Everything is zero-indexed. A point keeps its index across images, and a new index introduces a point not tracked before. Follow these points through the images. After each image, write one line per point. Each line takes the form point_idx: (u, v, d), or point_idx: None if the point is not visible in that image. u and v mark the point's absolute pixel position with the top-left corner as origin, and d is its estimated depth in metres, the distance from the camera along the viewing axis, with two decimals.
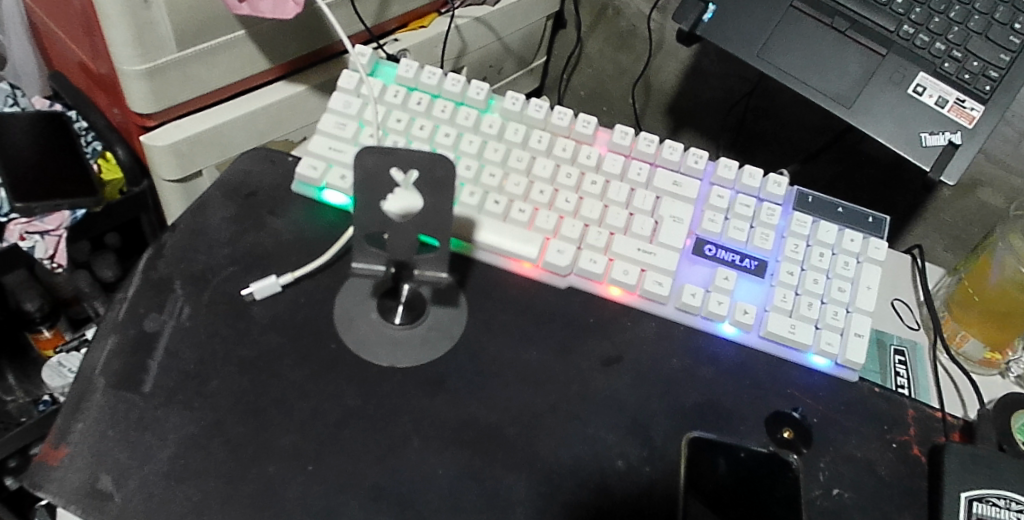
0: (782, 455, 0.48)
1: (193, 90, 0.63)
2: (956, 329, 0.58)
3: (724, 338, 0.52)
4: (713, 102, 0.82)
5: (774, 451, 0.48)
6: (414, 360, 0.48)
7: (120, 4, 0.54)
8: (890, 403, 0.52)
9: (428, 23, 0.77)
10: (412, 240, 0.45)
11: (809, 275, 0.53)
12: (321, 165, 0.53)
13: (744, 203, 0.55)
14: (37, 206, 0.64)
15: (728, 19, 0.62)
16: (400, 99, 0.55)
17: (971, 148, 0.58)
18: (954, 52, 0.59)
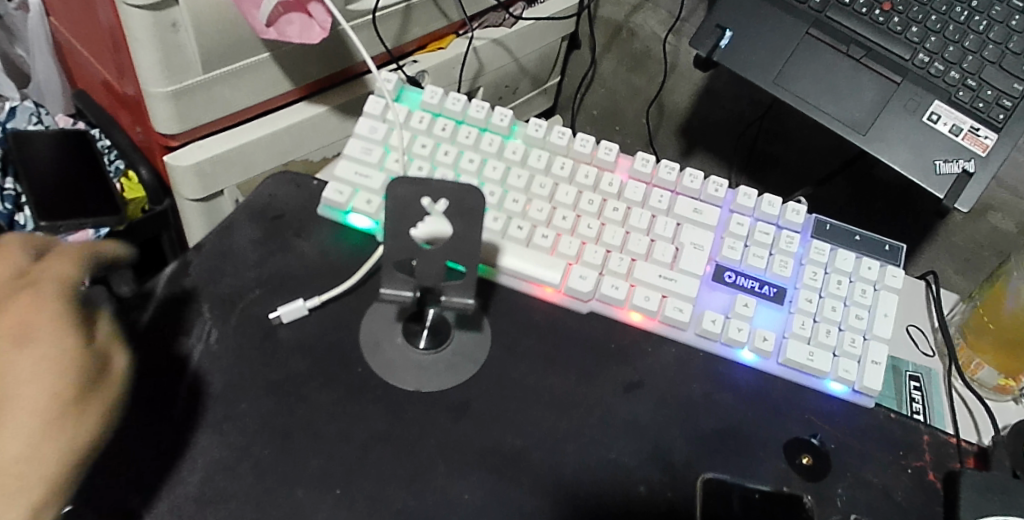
0: (795, 495, 0.48)
1: (217, 111, 0.64)
2: (971, 357, 0.58)
3: (743, 364, 0.53)
4: (726, 124, 0.82)
5: (787, 491, 0.48)
6: (439, 384, 0.49)
7: (149, 28, 0.55)
8: (906, 429, 0.53)
9: (447, 44, 0.78)
10: (440, 267, 0.45)
11: (827, 302, 0.53)
12: (347, 190, 0.54)
13: (763, 231, 0.55)
14: (62, 225, 0.65)
15: (745, 46, 0.63)
16: (425, 125, 0.56)
17: (984, 177, 0.59)
18: (969, 80, 0.60)
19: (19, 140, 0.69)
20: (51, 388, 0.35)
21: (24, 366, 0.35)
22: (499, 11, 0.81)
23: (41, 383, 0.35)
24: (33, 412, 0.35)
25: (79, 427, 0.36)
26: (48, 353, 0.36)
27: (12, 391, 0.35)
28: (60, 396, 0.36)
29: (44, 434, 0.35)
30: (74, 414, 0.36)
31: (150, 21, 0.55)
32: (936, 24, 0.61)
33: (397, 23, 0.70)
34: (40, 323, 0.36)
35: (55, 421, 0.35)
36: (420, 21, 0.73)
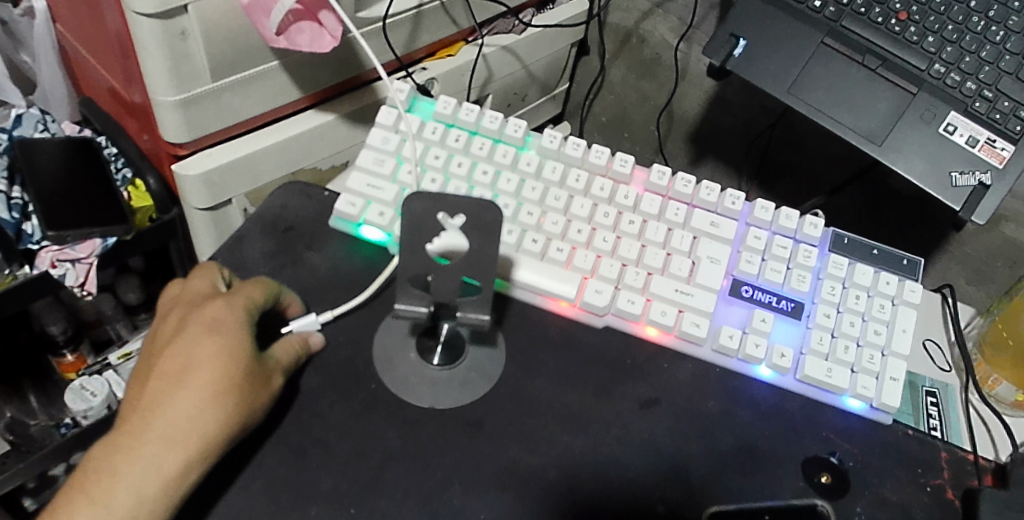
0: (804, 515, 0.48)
1: (226, 120, 0.63)
2: (989, 372, 0.57)
3: (760, 380, 0.52)
4: (737, 132, 0.81)
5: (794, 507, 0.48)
6: (453, 400, 0.48)
7: (158, 36, 0.54)
8: (924, 446, 0.52)
9: (456, 51, 0.78)
10: (456, 283, 0.45)
11: (845, 317, 0.53)
12: (360, 202, 0.53)
13: (781, 245, 0.55)
14: (70, 234, 0.65)
15: (760, 54, 0.62)
16: (438, 136, 0.55)
17: (1001, 189, 0.58)
18: (985, 91, 0.59)
19: (25, 148, 0.68)
20: (222, 370, 0.42)
21: (208, 348, 0.43)
22: (508, 17, 0.80)
23: (216, 365, 0.42)
24: (205, 386, 0.42)
25: (237, 409, 0.42)
26: (226, 342, 0.43)
27: (195, 367, 0.42)
28: (227, 378, 0.42)
29: (208, 405, 0.42)
30: (237, 396, 0.42)
31: (159, 29, 0.54)
32: (952, 33, 0.60)
33: (407, 29, 0.69)
34: (229, 320, 0.44)
35: (219, 399, 0.42)
36: (430, 28, 0.72)
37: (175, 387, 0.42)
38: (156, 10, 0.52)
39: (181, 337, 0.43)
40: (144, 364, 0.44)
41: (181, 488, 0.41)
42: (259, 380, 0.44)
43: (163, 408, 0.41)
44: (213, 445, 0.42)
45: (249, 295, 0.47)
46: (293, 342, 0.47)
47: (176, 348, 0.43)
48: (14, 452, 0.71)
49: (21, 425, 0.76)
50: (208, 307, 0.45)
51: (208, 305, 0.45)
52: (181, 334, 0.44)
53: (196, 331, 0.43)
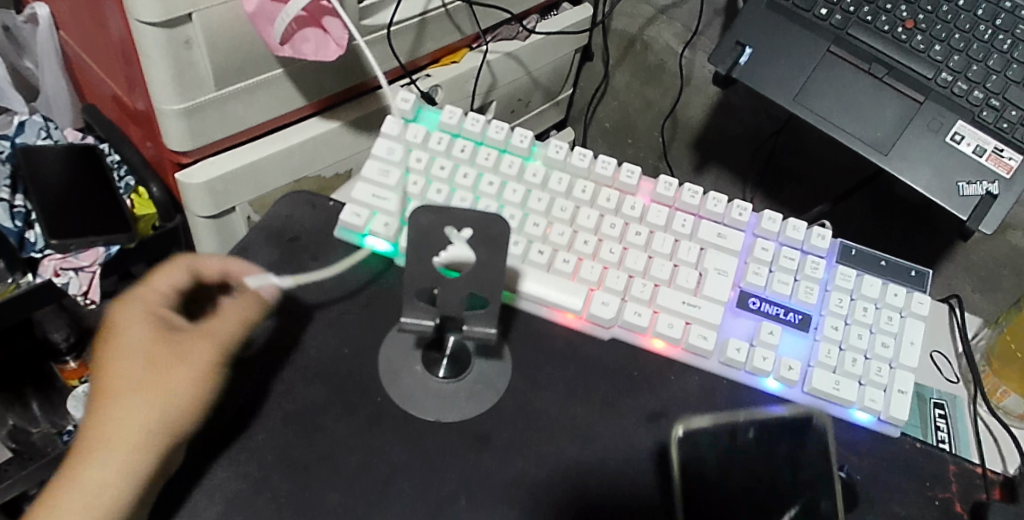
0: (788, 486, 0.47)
1: (230, 128, 0.62)
2: (997, 384, 0.57)
3: (768, 393, 0.52)
4: (741, 139, 0.81)
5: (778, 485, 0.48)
6: (459, 414, 0.48)
7: (162, 45, 0.54)
8: (932, 459, 0.52)
9: (460, 58, 0.77)
10: (463, 298, 0.44)
11: (853, 330, 0.52)
12: (365, 212, 0.53)
13: (789, 256, 0.54)
14: (74, 243, 0.65)
15: (765, 62, 0.62)
16: (444, 146, 0.55)
17: (1009, 198, 0.58)
18: (993, 100, 0.59)
19: (28, 156, 0.68)
20: (144, 362, 0.44)
21: (137, 339, 0.44)
22: (512, 24, 0.80)
23: (139, 356, 0.44)
24: (130, 380, 0.43)
25: (164, 394, 0.43)
26: (145, 334, 0.45)
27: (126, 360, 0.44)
28: (145, 369, 0.44)
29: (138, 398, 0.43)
30: (160, 384, 0.43)
31: (163, 37, 0.53)
32: (959, 42, 0.60)
33: (411, 37, 0.69)
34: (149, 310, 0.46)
35: (146, 387, 0.43)
36: (434, 35, 0.71)
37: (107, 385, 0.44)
38: (161, 19, 0.51)
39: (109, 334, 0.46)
40: None
41: (133, 477, 0.42)
42: (181, 359, 0.44)
43: (100, 411, 0.43)
44: (151, 431, 0.42)
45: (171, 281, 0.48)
46: (234, 309, 0.48)
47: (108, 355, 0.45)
48: (18, 460, 0.70)
49: (24, 433, 0.75)
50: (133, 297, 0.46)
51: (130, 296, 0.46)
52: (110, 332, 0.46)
53: (120, 326, 0.45)
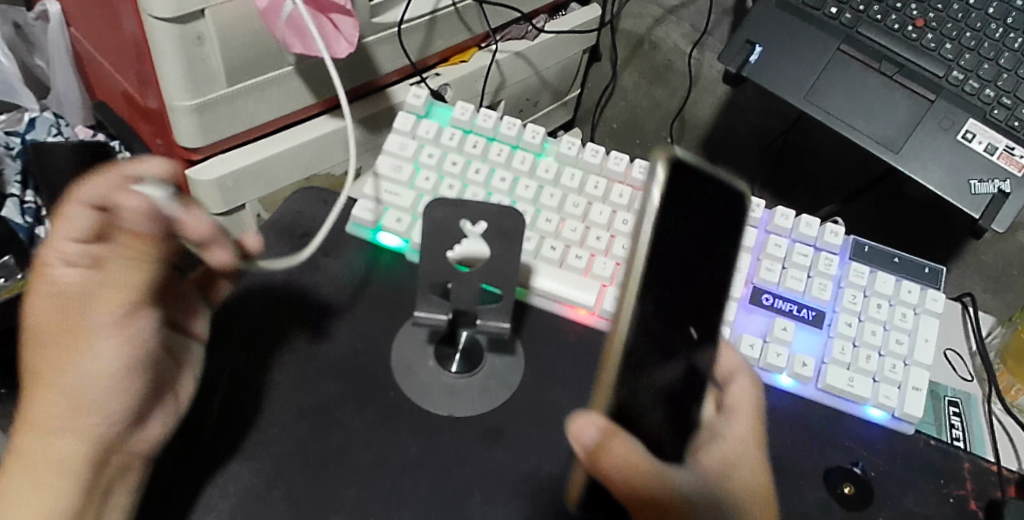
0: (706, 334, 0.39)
1: (242, 124, 0.61)
2: (1012, 382, 0.57)
3: (780, 389, 0.52)
4: (750, 137, 0.79)
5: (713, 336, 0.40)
6: (470, 409, 0.48)
7: (174, 40, 0.52)
8: (946, 456, 0.51)
9: (469, 57, 0.77)
10: (475, 290, 0.45)
11: (866, 326, 0.52)
12: (377, 208, 0.53)
13: (801, 253, 0.55)
14: None
15: (776, 61, 0.61)
16: (456, 142, 0.55)
17: (1020, 198, 0.57)
18: (1004, 99, 0.59)
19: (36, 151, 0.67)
20: (56, 355, 0.40)
21: (40, 324, 0.41)
22: (521, 24, 0.80)
23: (48, 351, 0.41)
24: (43, 373, 0.41)
25: (80, 381, 0.40)
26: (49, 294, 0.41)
27: (36, 349, 0.41)
28: (57, 364, 0.40)
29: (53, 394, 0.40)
30: (70, 376, 0.40)
31: (176, 34, 0.52)
32: (971, 40, 0.60)
33: (421, 35, 0.68)
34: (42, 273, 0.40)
35: (57, 377, 0.40)
36: (443, 33, 0.71)
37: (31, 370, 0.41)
38: (174, 14, 0.50)
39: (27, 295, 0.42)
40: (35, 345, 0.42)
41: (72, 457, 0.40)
42: (92, 340, 0.41)
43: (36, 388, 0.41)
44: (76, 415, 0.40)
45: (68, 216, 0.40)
46: (123, 248, 0.40)
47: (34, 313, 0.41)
48: None
49: None
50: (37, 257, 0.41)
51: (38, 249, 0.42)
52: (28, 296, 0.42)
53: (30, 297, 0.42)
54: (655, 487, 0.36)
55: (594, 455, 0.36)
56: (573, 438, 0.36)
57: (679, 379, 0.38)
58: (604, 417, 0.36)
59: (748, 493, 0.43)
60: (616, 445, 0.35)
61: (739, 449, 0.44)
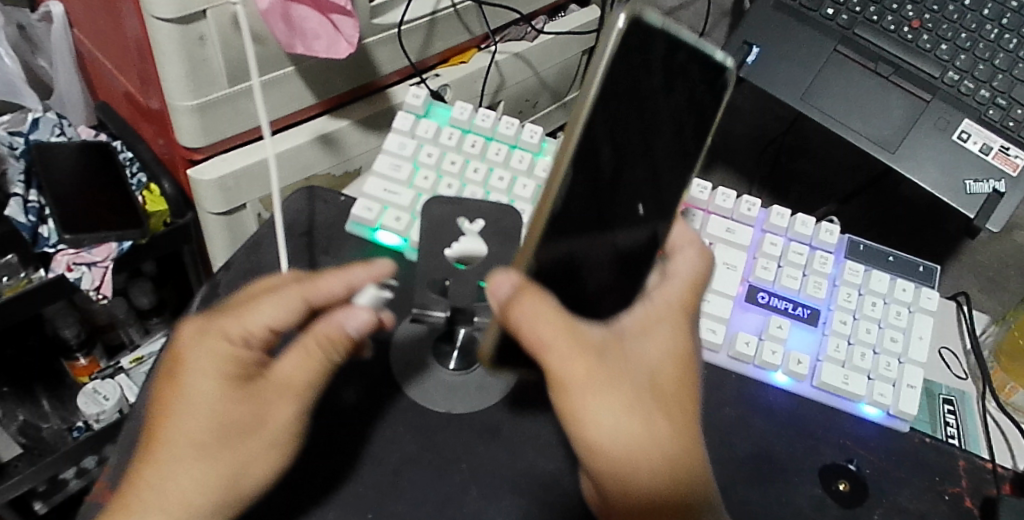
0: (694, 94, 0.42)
1: (243, 125, 0.61)
2: (1005, 380, 0.57)
3: (776, 387, 0.53)
4: (744, 141, 0.78)
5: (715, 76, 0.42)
6: (468, 406, 0.48)
7: (176, 42, 0.52)
8: (941, 454, 0.52)
9: (468, 59, 0.76)
10: (474, 287, 0.46)
11: (861, 324, 0.54)
12: (377, 207, 0.54)
13: (797, 251, 0.56)
14: (87, 238, 0.62)
15: (774, 62, 0.61)
16: (455, 141, 0.56)
17: (1015, 197, 0.58)
18: (999, 99, 0.59)
19: (42, 153, 0.66)
20: (215, 418, 0.40)
21: (205, 385, 0.40)
22: (520, 25, 0.79)
23: (206, 413, 0.40)
24: (190, 433, 0.40)
25: (240, 451, 0.41)
26: (212, 384, 0.40)
27: (185, 405, 0.40)
28: (212, 427, 0.40)
29: (202, 457, 0.40)
30: (234, 443, 0.41)
31: (178, 35, 0.52)
32: (966, 41, 0.60)
33: (421, 36, 0.67)
34: (223, 341, 0.41)
35: (209, 442, 0.40)
36: (444, 34, 0.70)
37: (163, 429, 0.40)
38: (177, 15, 0.50)
39: (178, 348, 0.42)
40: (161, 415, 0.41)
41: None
42: (261, 416, 0.41)
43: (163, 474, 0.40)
44: (221, 481, 0.40)
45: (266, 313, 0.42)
46: (315, 345, 0.42)
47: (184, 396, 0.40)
48: (27, 457, 0.70)
49: (33, 429, 0.73)
50: (213, 323, 0.42)
51: (215, 315, 0.42)
52: (177, 350, 0.42)
53: (188, 355, 0.41)
54: (558, 340, 0.37)
55: (508, 314, 0.37)
56: (491, 300, 0.38)
57: (635, 240, 0.44)
58: (521, 278, 0.38)
59: (668, 354, 0.41)
60: (527, 304, 0.37)
61: (664, 312, 0.42)
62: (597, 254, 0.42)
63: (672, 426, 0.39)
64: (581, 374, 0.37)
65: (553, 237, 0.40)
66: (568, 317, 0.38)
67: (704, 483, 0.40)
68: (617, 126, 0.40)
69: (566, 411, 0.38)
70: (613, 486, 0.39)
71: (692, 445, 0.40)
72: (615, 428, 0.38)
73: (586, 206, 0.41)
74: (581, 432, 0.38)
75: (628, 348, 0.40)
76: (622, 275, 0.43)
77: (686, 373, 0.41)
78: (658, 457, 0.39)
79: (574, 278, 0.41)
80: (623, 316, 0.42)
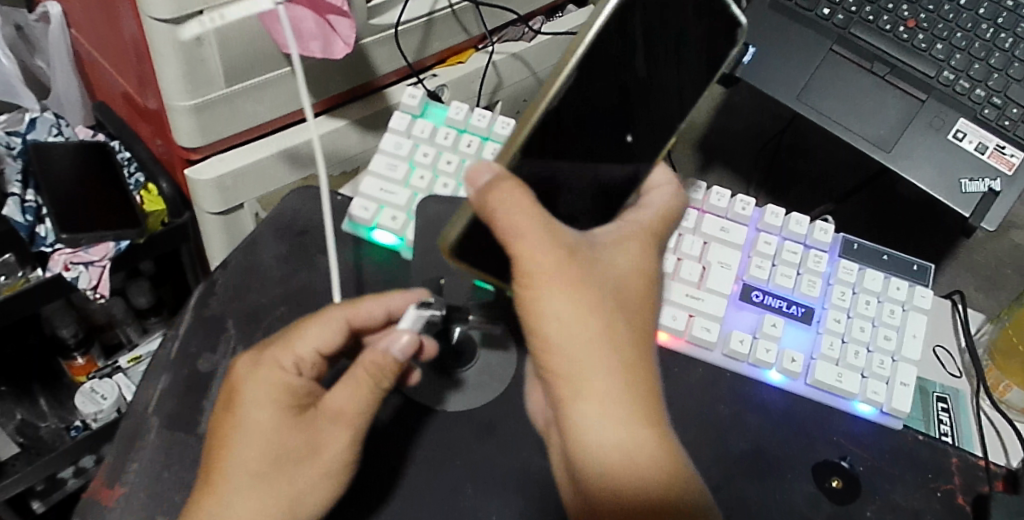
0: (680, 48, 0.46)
1: (241, 125, 0.61)
2: (999, 378, 0.57)
3: (771, 385, 0.53)
4: (742, 138, 0.76)
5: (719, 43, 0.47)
6: (465, 404, 0.50)
7: (173, 42, 0.52)
8: (934, 451, 0.52)
9: (466, 59, 0.74)
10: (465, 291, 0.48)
11: (855, 323, 0.54)
12: (373, 206, 0.55)
13: (791, 250, 0.57)
14: (83, 237, 0.62)
15: (768, 62, 0.61)
16: (451, 141, 0.57)
17: (1011, 196, 0.57)
18: (995, 98, 0.59)
19: (39, 152, 0.66)
20: (271, 447, 0.43)
21: (262, 414, 0.43)
22: (518, 24, 0.77)
23: (261, 442, 0.43)
24: (246, 461, 0.42)
25: (295, 478, 0.43)
26: (270, 411, 0.43)
27: (242, 435, 0.43)
28: (268, 456, 0.42)
29: (259, 484, 0.42)
30: (288, 470, 0.43)
31: (173, 35, 0.52)
32: (961, 40, 0.60)
33: (418, 37, 0.67)
34: (275, 371, 0.44)
35: (266, 471, 0.42)
36: (440, 35, 0.69)
37: (221, 458, 0.43)
38: (173, 15, 0.50)
39: (234, 380, 0.45)
40: (218, 444, 0.43)
41: None
42: (316, 444, 0.43)
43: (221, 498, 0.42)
44: (278, 508, 0.42)
45: (315, 338, 0.46)
46: (363, 373, 0.43)
47: (241, 421, 0.43)
48: (25, 456, 0.70)
49: (31, 428, 0.74)
50: (265, 355, 0.45)
51: (266, 347, 0.45)
52: (232, 382, 0.45)
53: (243, 387, 0.44)
54: (532, 227, 0.37)
55: (484, 195, 0.37)
56: (467, 186, 0.38)
57: (619, 176, 0.47)
58: (501, 167, 0.38)
59: (636, 270, 0.41)
60: (505, 188, 0.37)
61: (633, 234, 0.42)
62: (580, 181, 0.44)
63: (632, 335, 0.38)
64: (551, 265, 0.37)
65: (547, 152, 0.41)
66: (542, 210, 0.38)
67: (659, 407, 0.39)
68: (614, 66, 0.43)
69: (528, 306, 0.38)
70: (568, 391, 0.38)
71: (651, 359, 0.39)
72: (578, 326, 0.37)
73: (585, 125, 0.43)
74: (542, 327, 0.37)
75: (598, 255, 0.39)
76: (594, 207, 0.45)
77: (651, 291, 0.41)
78: (617, 361, 0.38)
79: (551, 198, 0.42)
80: (597, 232, 0.41)
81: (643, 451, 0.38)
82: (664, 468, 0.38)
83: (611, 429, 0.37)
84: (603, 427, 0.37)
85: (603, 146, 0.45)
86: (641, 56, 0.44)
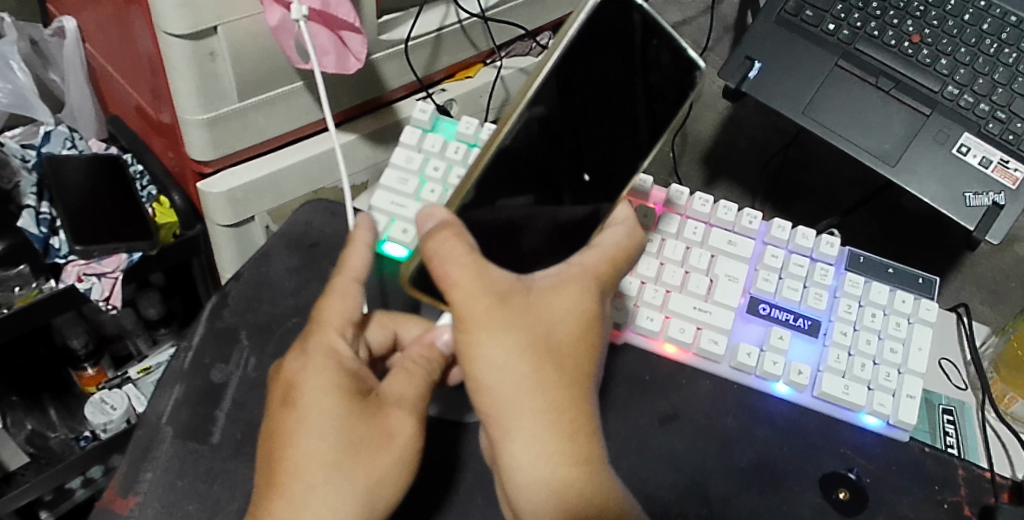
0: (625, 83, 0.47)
1: (254, 139, 0.61)
2: (1004, 390, 0.57)
3: (778, 397, 0.54)
4: (749, 153, 0.75)
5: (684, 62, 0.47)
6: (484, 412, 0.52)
7: (187, 57, 0.53)
8: (940, 464, 0.53)
9: (474, 73, 0.75)
10: None
11: (862, 336, 0.55)
12: (384, 219, 0.57)
13: (798, 264, 0.58)
14: (96, 249, 0.63)
15: (774, 77, 0.62)
16: (461, 155, 0.59)
17: (1015, 209, 0.58)
18: (999, 113, 0.60)
19: (52, 165, 0.67)
20: (344, 437, 0.42)
21: (328, 403, 0.43)
22: (525, 40, 0.77)
23: (329, 434, 0.42)
24: (323, 452, 0.42)
25: (372, 464, 0.42)
26: (336, 405, 0.43)
27: (309, 428, 0.42)
28: (343, 444, 0.42)
29: (338, 473, 0.42)
30: (366, 456, 0.42)
31: (189, 50, 0.53)
32: (965, 56, 0.61)
33: (428, 52, 0.67)
34: None
35: (341, 460, 0.42)
36: (449, 50, 0.70)
37: (291, 446, 0.42)
38: (188, 30, 0.51)
39: (287, 376, 0.44)
40: (281, 432, 0.43)
41: None
42: (389, 432, 0.44)
43: (297, 484, 0.41)
44: (355, 497, 0.42)
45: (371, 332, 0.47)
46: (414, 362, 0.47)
47: (305, 413, 0.43)
48: (34, 466, 0.72)
49: (41, 438, 0.75)
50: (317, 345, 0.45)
51: (308, 336, 0.46)
52: (287, 380, 0.44)
53: (303, 379, 0.44)
54: (463, 279, 0.40)
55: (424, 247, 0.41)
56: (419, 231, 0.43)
57: (578, 214, 0.48)
58: (445, 217, 0.42)
59: (571, 315, 0.42)
60: (440, 238, 0.41)
61: (575, 274, 0.43)
62: (536, 221, 0.47)
63: (560, 377, 0.40)
64: (480, 312, 0.40)
65: (501, 191, 0.46)
66: (478, 259, 0.41)
67: (591, 447, 0.41)
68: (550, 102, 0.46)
69: (462, 348, 0.41)
70: (498, 429, 0.40)
71: (583, 396, 0.41)
72: (504, 370, 0.40)
73: (535, 167, 0.47)
74: (472, 370, 0.40)
75: (533, 299, 0.41)
76: (558, 243, 0.48)
77: (587, 333, 0.42)
78: (541, 402, 0.40)
79: (508, 236, 0.46)
80: (538, 276, 0.43)
81: (569, 483, 0.40)
82: (592, 499, 0.40)
83: (538, 464, 0.40)
84: (529, 468, 0.40)
85: (560, 185, 0.48)
86: (589, 87, 0.46)
